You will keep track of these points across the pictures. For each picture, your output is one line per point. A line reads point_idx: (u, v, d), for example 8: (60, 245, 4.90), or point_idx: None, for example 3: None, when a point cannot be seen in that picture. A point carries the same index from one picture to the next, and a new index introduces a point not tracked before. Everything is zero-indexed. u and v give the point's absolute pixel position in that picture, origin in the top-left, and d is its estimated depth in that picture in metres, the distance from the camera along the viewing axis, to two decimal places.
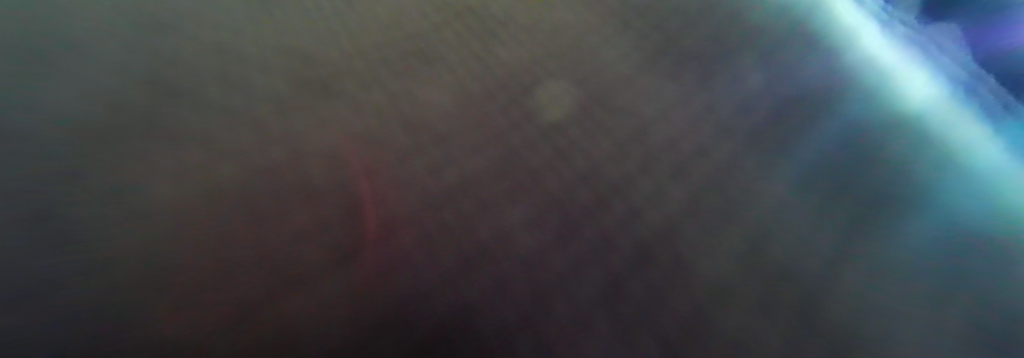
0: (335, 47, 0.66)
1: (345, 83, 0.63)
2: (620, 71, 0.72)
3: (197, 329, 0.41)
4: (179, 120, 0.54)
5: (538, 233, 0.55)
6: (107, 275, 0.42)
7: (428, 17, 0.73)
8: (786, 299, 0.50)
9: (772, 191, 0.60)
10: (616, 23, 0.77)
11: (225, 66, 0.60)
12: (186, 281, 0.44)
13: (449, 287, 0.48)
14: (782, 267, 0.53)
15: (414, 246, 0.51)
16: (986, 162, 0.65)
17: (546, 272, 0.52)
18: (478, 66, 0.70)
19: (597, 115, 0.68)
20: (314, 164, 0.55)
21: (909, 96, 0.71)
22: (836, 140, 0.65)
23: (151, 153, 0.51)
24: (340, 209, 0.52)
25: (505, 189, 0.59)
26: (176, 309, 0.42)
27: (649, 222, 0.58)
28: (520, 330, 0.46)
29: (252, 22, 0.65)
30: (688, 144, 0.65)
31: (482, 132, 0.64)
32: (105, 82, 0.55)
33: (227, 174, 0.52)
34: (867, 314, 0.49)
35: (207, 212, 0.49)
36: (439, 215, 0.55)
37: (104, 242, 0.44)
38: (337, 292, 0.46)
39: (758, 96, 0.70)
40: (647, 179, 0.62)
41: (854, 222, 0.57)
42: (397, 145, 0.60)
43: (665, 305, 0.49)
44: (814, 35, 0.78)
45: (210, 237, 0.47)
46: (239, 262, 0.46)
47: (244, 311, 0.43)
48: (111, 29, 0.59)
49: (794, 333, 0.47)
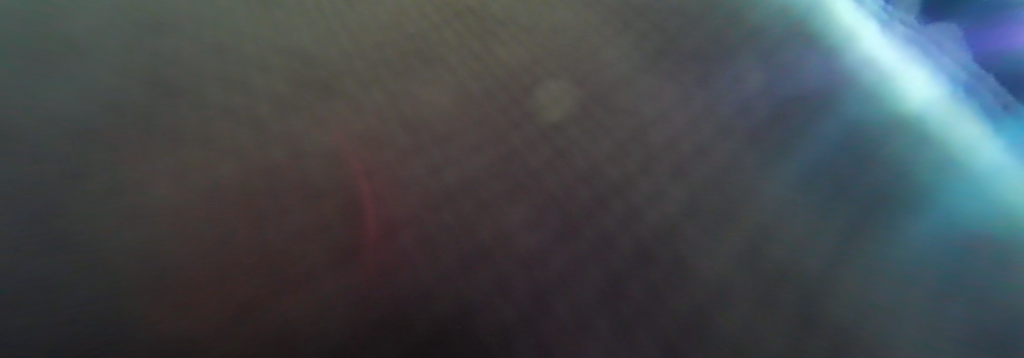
0: (336, 47, 0.66)
1: (345, 83, 0.63)
2: (619, 72, 0.72)
3: (199, 330, 0.41)
4: (179, 120, 0.55)
5: (537, 233, 0.56)
6: (108, 275, 0.42)
7: (427, 17, 0.73)
8: (786, 300, 0.50)
9: (772, 192, 0.60)
10: (615, 24, 0.77)
11: (226, 67, 0.61)
12: (186, 281, 0.44)
13: (448, 286, 0.49)
14: (781, 268, 0.53)
15: (414, 246, 0.52)
16: (987, 162, 0.65)
17: (545, 272, 0.52)
18: (478, 66, 0.70)
19: (597, 116, 0.68)
20: (315, 164, 0.55)
21: (910, 97, 0.71)
22: (835, 141, 0.65)
23: (152, 153, 0.51)
24: (339, 208, 0.52)
25: (505, 189, 0.59)
26: (177, 309, 0.42)
27: (648, 222, 0.58)
28: (519, 330, 0.46)
29: (253, 23, 0.66)
30: (688, 144, 0.65)
31: (482, 132, 0.64)
32: (106, 81, 0.55)
33: (228, 174, 0.52)
34: (868, 315, 0.49)
35: (208, 212, 0.49)
36: (439, 215, 0.55)
37: (105, 242, 0.44)
38: (336, 291, 0.46)
39: (757, 97, 0.70)
40: (646, 179, 0.62)
41: (854, 223, 0.57)
42: (398, 145, 0.60)
43: (665, 305, 0.50)
44: (814, 35, 0.78)
45: (211, 238, 0.47)
46: (239, 262, 0.47)
47: (245, 310, 0.43)
48: (112, 30, 0.59)
49: (794, 333, 0.47)
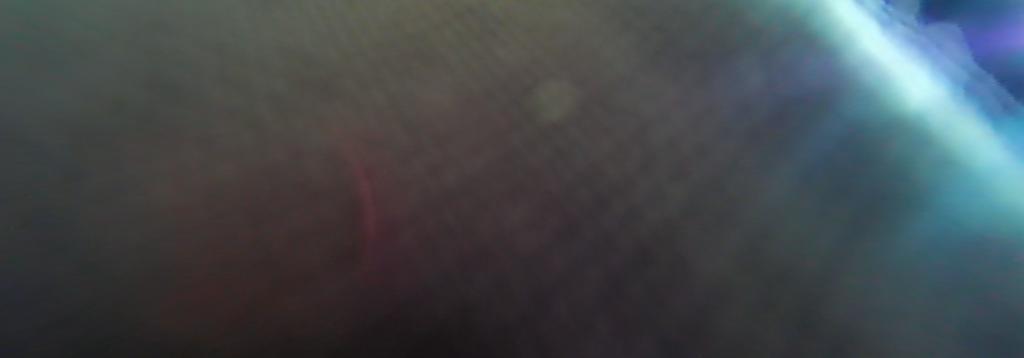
0: (336, 47, 0.66)
1: (345, 83, 0.63)
2: (620, 71, 0.72)
3: (201, 330, 0.41)
4: (178, 121, 0.55)
5: (538, 233, 0.55)
6: (108, 274, 0.42)
7: (427, 17, 0.73)
8: (787, 300, 0.50)
9: (771, 192, 0.60)
10: (615, 23, 0.77)
11: (226, 66, 0.61)
12: (187, 281, 0.44)
13: (448, 287, 0.49)
14: (782, 268, 0.53)
15: (415, 246, 0.52)
16: (987, 162, 0.65)
17: (546, 272, 0.52)
18: (478, 66, 0.70)
19: (597, 115, 0.68)
20: (315, 164, 0.55)
21: (909, 97, 0.71)
22: (835, 141, 0.65)
23: (151, 154, 0.51)
24: (339, 208, 0.52)
25: (505, 188, 0.59)
26: (179, 310, 0.42)
27: (649, 222, 0.58)
28: (520, 330, 0.46)
29: (252, 22, 0.65)
30: (688, 144, 0.65)
31: (482, 131, 0.64)
32: (105, 81, 0.55)
33: (227, 174, 0.52)
34: (869, 315, 0.49)
35: (207, 211, 0.49)
36: (439, 215, 0.55)
37: (105, 243, 0.44)
38: (337, 291, 0.46)
39: (757, 97, 0.70)
40: (647, 179, 0.62)
41: (854, 223, 0.57)
42: (397, 144, 0.60)
43: (665, 305, 0.50)
44: (815, 34, 0.78)
45: (211, 238, 0.47)
46: (239, 262, 0.47)
47: (245, 310, 0.44)
48: (111, 30, 0.59)
49: (794, 333, 0.48)
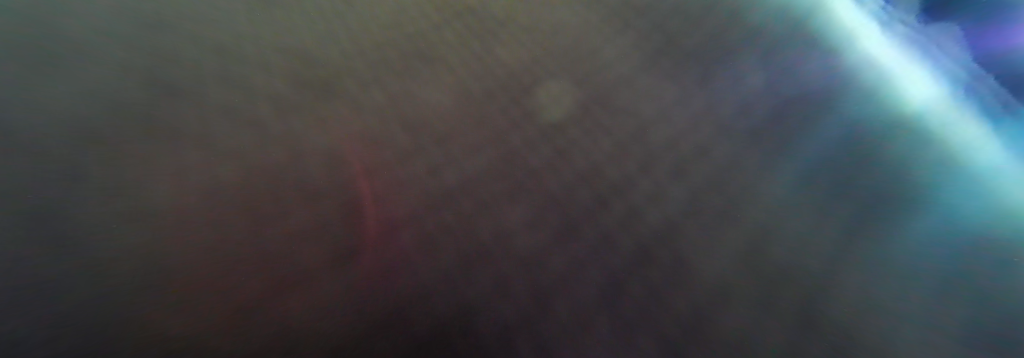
0: (336, 46, 0.66)
1: (345, 83, 0.63)
2: (620, 72, 0.72)
3: (201, 330, 0.42)
4: (179, 121, 0.55)
5: (538, 233, 0.56)
6: (106, 275, 0.43)
7: (428, 17, 0.73)
8: (786, 299, 0.51)
9: (771, 192, 0.60)
10: (616, 23, 0.77)
11: (227, 67, 0.61)
12: (185, 282, 0.44)
13: (448, 286, 0.49)
14: (781, 268, 0.54)
15: (414, 247, 0.52)
16: (987, 161, 0.65)
17: (545, 273, 0.52)
18: (478, 66, 0.70)
19: (597, 116, 0.68)
20: (314, 164, 0.55)
21: (909, 96, 0.71)
22: (836, 142, 0.65)
23: (150, 154, 0.51)
24: (340, 209, 0.52)
25: (504, 189, 0.59)
26: (178, 310, 0.43)
27: (649, 222, 0.58)
28: (520, 330, 0.47)
29: (253, 22, 0.65)
30: (688, 145, 0.65)
31: (482, 132, 0.64)
32: (103, 78, 0.55)
33: (227, 174, 0.52)
34: (867, 315, 0.50)
35: (208, 211, 0.49)
36: (439, 215, 0.55)
37: (104, 242, 0.44)
38: (337, 291, 0.47)
39: (757, 97, 0.70)
40: (647, 179, 0.62)
41: (853, 224, 0.58)
42: (397, 145, 0.60)
43: (665, 305, 0.50)
44: (816, 34, 0.77)
45: (207, 239, 0.47)
46: (239, 262, 0.47)
47: (243, 311, 0.44)
48: (108, 25, 0.59)
49: (794, 333, 0.48)
